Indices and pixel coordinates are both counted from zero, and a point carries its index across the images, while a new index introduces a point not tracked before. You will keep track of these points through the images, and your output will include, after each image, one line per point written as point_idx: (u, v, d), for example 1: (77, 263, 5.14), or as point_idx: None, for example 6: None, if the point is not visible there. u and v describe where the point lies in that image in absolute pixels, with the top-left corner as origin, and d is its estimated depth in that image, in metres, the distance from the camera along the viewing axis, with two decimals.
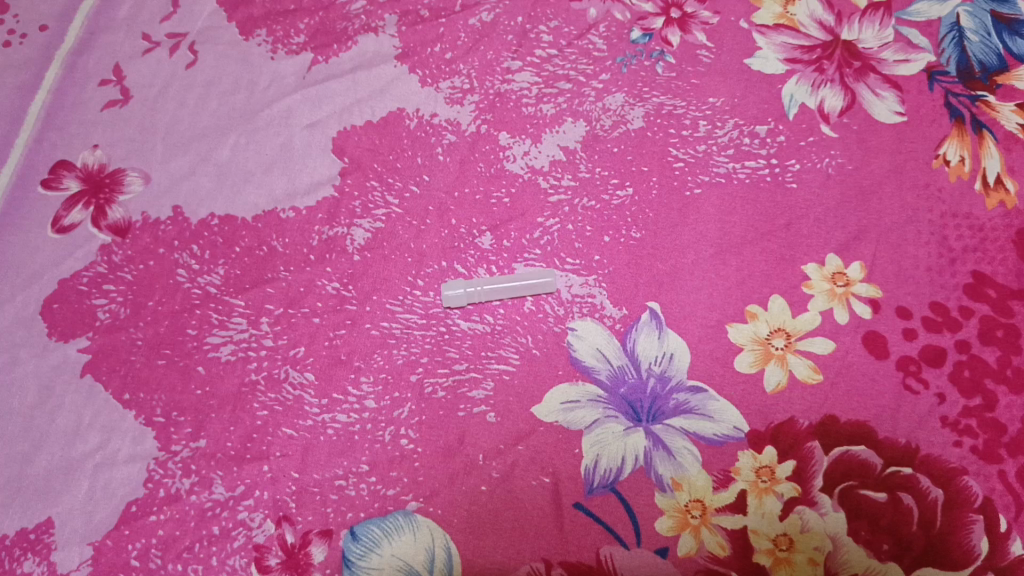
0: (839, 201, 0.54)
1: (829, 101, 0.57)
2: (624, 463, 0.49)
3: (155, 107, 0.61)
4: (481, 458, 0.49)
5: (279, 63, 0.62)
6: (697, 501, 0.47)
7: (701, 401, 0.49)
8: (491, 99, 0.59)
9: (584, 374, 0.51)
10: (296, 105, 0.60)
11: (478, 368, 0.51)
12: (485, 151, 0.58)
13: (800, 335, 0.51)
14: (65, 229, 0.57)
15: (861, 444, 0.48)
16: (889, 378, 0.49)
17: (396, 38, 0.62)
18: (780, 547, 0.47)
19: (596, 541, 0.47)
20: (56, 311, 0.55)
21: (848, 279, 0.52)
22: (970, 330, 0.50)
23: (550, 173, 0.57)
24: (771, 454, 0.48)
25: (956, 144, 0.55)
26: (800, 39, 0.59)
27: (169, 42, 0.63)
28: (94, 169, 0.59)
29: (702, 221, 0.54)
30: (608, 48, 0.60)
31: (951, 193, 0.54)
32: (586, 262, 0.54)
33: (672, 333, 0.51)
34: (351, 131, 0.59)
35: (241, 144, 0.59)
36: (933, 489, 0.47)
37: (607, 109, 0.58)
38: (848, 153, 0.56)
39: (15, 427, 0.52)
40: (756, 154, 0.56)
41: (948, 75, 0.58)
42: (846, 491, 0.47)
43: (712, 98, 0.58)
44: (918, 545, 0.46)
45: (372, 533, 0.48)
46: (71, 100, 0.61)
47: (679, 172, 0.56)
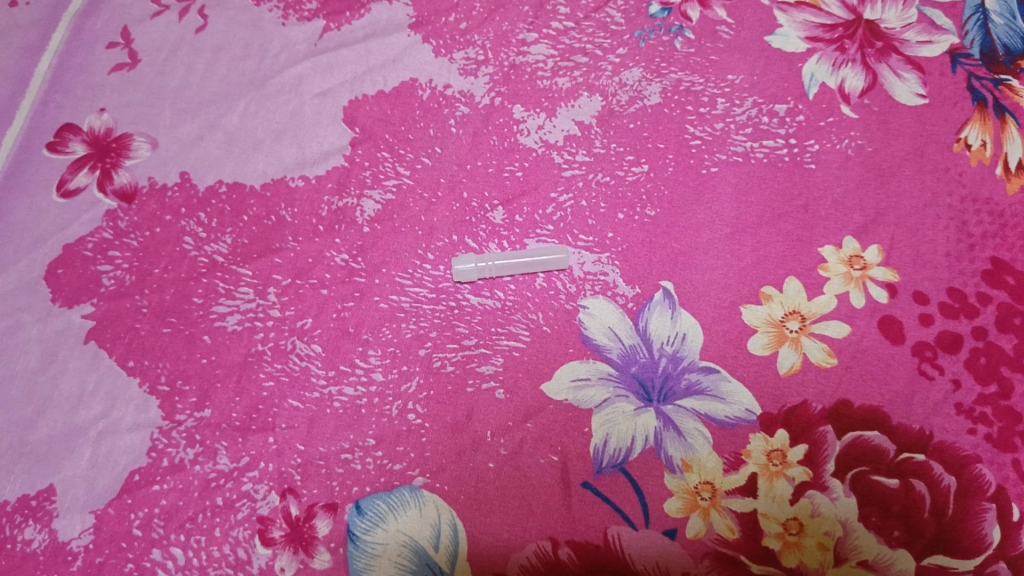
0: (858, 182, 0.53)
1: (850, 82, 0.56)
2: (634, 444, 0.48)
3: (163, 71, 0.60)
4: (489, 435, 0.49)
5: (290, 29, 0.61)
6: (707, 483, 0.47)
7: (714, 382, 0.49)
8: (505, 71, 0.58)
9: (595, 353, 0.50)
10: (308, 72, 0.59)
11: (487, 344, 0.51)
12: (498, 124, 0.57)
13: (815, 318, 0.50)
14: (70, 193, 0.56)
15: (875, 430, 0.48)
16: (905, 363, 0.49)
17: (409, 7, 0.60)
18: (790, 531, 0.46)
19: (603, 520, 0.47)
20: (60, 276, 0.54)
21: (865, 263, 0.51)
22: (988, 317, 0.49)
23: (564, 148, 0.56)
24: (783, 437, 0.47)
25: (978, 128, 0.54)
26: (822, 18, 0.58)
27: (178, 6, 0.62)
28: (100, 134, 0.58)
29: (717, 201, 0.53)
30: (626, 22, 0.59)
31: (972, 177, 0.53)
32: (599, 239, 0.53)
33: (685, 313, 0.51)
34: (362, 101, 0.58)
35: (251, 111, 0.58)
36: (947, 477, 0.46)
37: (624, 84, 0.57)
38: (868, 134, 0.55)
39: (18, 392, 0.51)
40: (775, 133, 0.55)
41: (972, 57, 0.57)
42: (859, 476, 0.47)
43: (731, 76, 0.57)
44: (929, 532, 0.46)
45: (378, 508, 0.47)
46: (78, 62, 0.60)
47: (695, 150, 0.55)
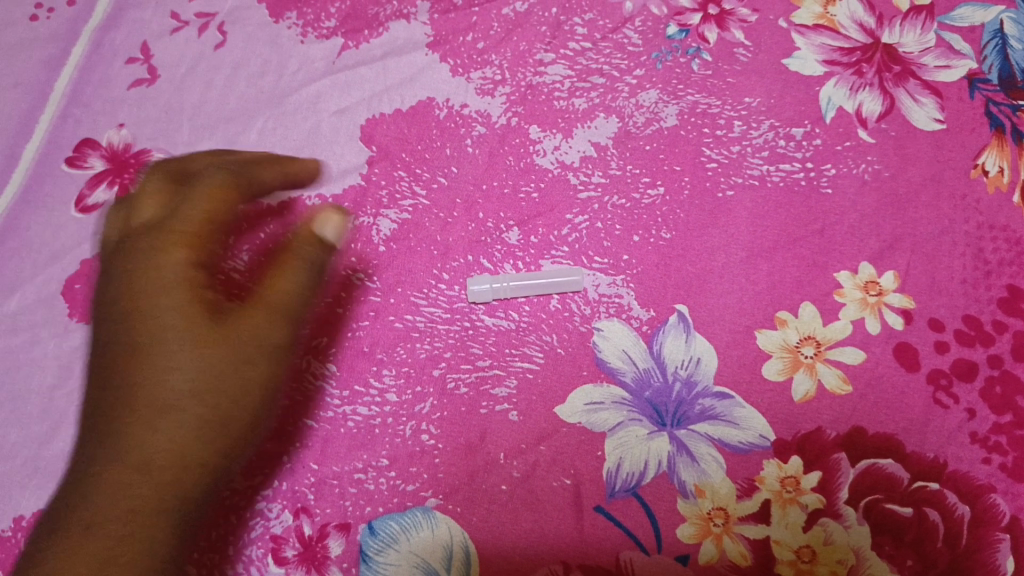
0: (875, 208, 0.53)
1: (867, 106, 0.56)
2: (646, 468, 0.48)
3: (182, 87, 0.60)
4: (502, 457, 0.49)
5: (309, 47, 0.61)
6: (720, 509, 0.47)
7: (728, 408, 0.49)
8: (522, 91, 0.58)
9: (610, 376, 0.50)
10: (325, 90, 0.60)
11: (501, 365, 0.51)
12: (514, 145, 0.57)
13: (830, 344, 0.50)
14: (88, 208, 0.57)
15: (888, 458, 0.47)
16: (920, 391, 0.48)
17: (427, 26, 0.61)
18: (802, 559, 0.46)
19: (616, 545, 0.47)
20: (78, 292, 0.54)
21: (880, 289, 0.51)
22: (1003, 346, 0.49)
23: (580, 169, 0.56)
24: (797, 464, 0.47)
25: (995, 154, 0.54)
26: (840, 41, 0.58)
27: (198, 22, 0.62)
28: (119, 149, 0.59)
29: (733, 225, 0.53)
30: (643, 43, 0.59)
31: (989, 205, 0.53)
32: (614, 261, 0.53)
33: (699, 337, 0.51)
34: (379, 120, 0.58)
35: (269, 128, 0.59)
36: (960, 506, 0.46)
37: (640, 106, 0.57)
38: (885, 159, 0.55)
39: (35, 407, 0.52)
40: (791, 157, 0.55)
41: (990, 83, 0.56)
42: (872, 504, 0.47)
43: (748, 99, 0.57)
44: (943, 562, 0.46)
45: (390, 529, 0.48)
46: (98, 77, 0.61)
47: (711, 172, 0.55)
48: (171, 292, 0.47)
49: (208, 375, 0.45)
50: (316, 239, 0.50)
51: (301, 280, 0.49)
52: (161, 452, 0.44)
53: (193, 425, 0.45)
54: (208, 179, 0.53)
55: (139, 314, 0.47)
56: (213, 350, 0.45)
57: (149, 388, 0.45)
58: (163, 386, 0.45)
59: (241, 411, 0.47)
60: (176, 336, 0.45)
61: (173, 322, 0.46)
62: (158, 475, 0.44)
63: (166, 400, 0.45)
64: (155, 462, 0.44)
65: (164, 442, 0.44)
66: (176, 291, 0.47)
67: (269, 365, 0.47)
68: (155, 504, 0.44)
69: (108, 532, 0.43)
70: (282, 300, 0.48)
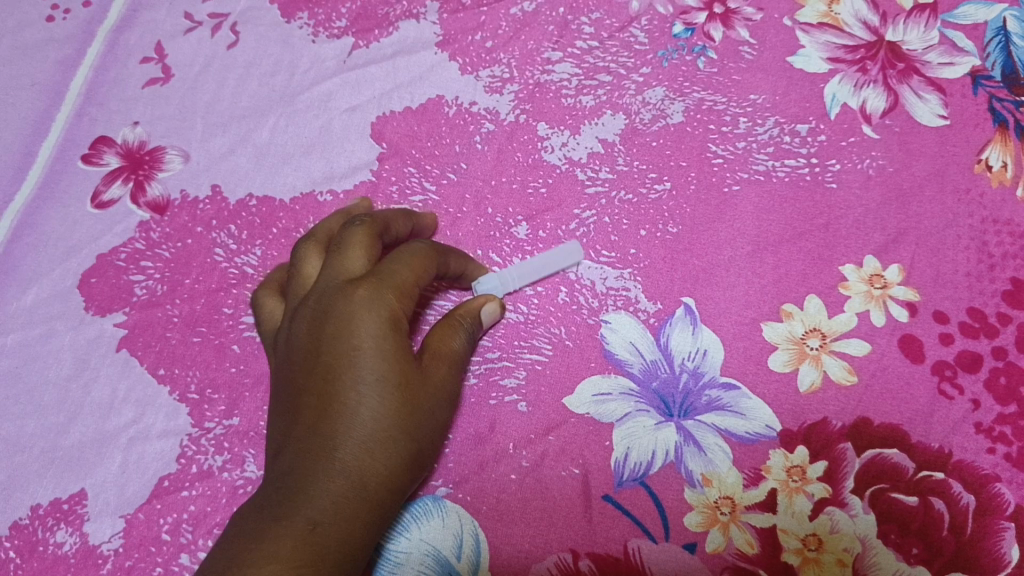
0: (880, 202, 0.54)
1: (871, 102, 0.57)
2: (654, 458, 0.49)
3: (196, 86, 0.61)
4: (512, 447, 0.50)
5: (320, 46, 0.62)
6: (727, 498, 0.47)
7: (734, 398, 0.49)
8: (531, 89, 0.59)
9: (617, 368, 0.51)
10: (336, 89, 0.60)
11: (510, 357, 0.52)
12: (522, 141, 0.58)
13: (835, 335, 0.51)
14: (104, 204, 0.58)
15: (894, 448, 0.48)
16: (924, 382, 0.49)
17: (437, 26, 0.61)
18: (809, 547, 0.46)
19: (623, 533, 0.47)
20: (93, 285, 0.55)
21: (885, 281, 0.52)
22: (1007, 337, 0.50)
23: (587, 165, 0.57)
24: (802, 454, 0.48)
25: (999, 149, 0.55)
26: (844, 39, 0.59)
27: (211, 22, 0.63)
28: (134, 146, 0.60)
29: (739, 218, 0.54)
30: (649, 41, 0.60)
31: (993, 199, 0.53)
32: (621, 255, 0.54)
33: (706, 329, 0.51)
34: (390, 117, 0.59)
35: (281, 126, 0.60)
36: (965, 495, 0.47)
37: (647, 103, 0.58)
38: (889, 154, 0.55)
39: (51, 398, 0.53)
40: (796, 153, 0.56)
41: (993, 79, 0.57)
42: (878, 493, 0.47)
43: (754, 96, 0.58)
44: (947, 551, 0.46)
45: (401, 517, 0.48)
46: (113, 76, 0.62)
47: (717, 168, 0.56)
48: (383, 333, 0.41)
49: (408, 407, 0.41)
50: (476, 319, 0.48)
51: (466, 345, 0.47)
52: (382, 476, 0.40)
53: (402, 455, 0.41)
54: (355, 230, 0.46)
55: (340, 357, 0.41)
56: (420, 386, 0.43)
57: (373, 421, 0.40)
58: (358, 423, 0.40)
59: (427, 448, 0.44)
60: (392, 362, 0.41)
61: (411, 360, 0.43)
62: (342, 511, 0.38)
63: (383, 433, 0.40)
64: (360, 496, 0.39)
65: (343, 475, 0.39)
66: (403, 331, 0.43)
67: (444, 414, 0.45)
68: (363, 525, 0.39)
69: (310, 548, 0.37)
70: (458, 354, 0.46)
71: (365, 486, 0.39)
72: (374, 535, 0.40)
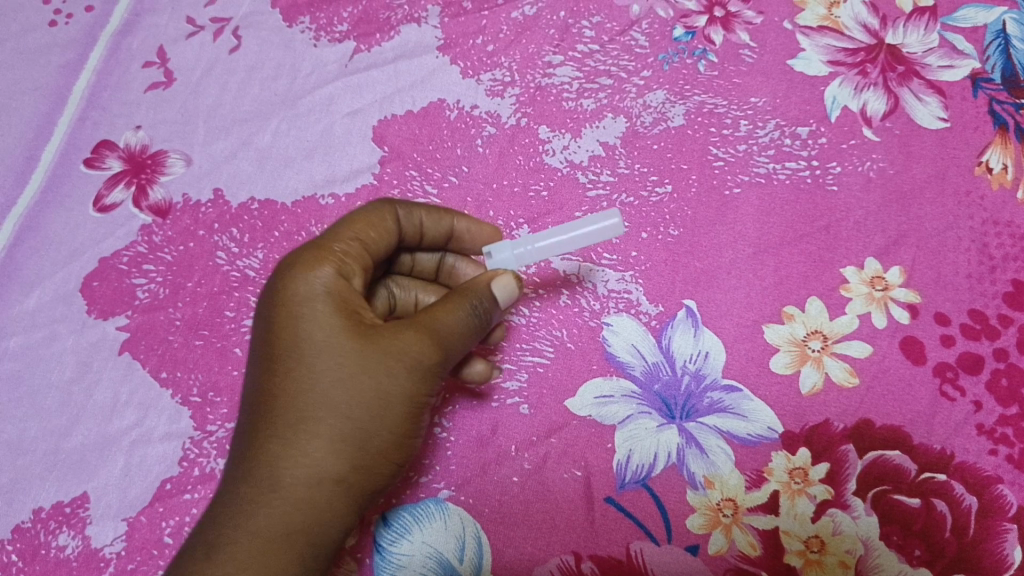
0: (880, 205, 0.54)
1: (872, 105, 0.57)
2: (656, 459, 0.49)
3: (198, 89, 0.61)
4: (513, 449, 0.50)
5: (322, 50, 0.62)
6: (729, 500, 0.47)
7: (736, 400, 0.49)
8: (532, 92, 0.59)
9: (619, 370, 0.51)
10: (338, 92, 0.61)
11: (512, 360, 0.52)
12: (524, 144, 0.58)
13: (836, 337, 0.51)
14: (106, 208, 0.58)
15: (896, 449, 0.48)
16: (926, 384, 0.49)
17: (438, 29, 0.62)
18: (811, 549, 0.46)
19: (626, 535, 0.47)
20: (95, 289, 0.55)
21: (887, 283, 0.52)
22: (1008, 339, 0.50)
23: (588, 168, 0.57)
24: (805, 456, 0.48)
25: (999, 151, 0.55)
26: (844, 42, 0.59)
27: (213, 27, 0.63)
28: (136, 150, 0.60)
29: (740, 221, 0.54)
30: (650, 45, 0.60)
31: (994, 201, 0.54)
32: (623, 257, 0.54)
33: (707, 331, 0.51)
34: (391, 120, 0.59)
35: (283, 129, 0.60)
36: (967, 496, 0.47)
37: (648, 106, 0.58)
38: (889, 157, 0.55)
39: (53, 401, 0.53)
40: (797, 155, 0.56)
41: (993, 82, 0.57)
42: (880, 495, 0.47)
43: (754, 99, 0.58)
44: (950, 551, 0.46)
45: (404, 520, 0.48)
46: (115, 80, 0.62)
47: (718, 171, 0.56)
48: (308, 299, 0.44)
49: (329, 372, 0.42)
50: (481, 296, 0.46)
51: (464, 319, 0.45)
52: (298, 476, 0.41)
53: (328, 443, 0.41)
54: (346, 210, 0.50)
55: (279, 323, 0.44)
56: (348, 361, 0.42)
57: (288, 420, 0.42)
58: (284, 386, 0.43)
59: (381, 418, 0.42)
60: (311, 350, 0.43)
61: (329, 340, 0.42)
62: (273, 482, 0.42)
63: (299, 428, 0.42)
64: (275, 501, 0.41)
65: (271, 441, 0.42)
66: (317, 315, 0.43)
67: (410, 383, 0.43)
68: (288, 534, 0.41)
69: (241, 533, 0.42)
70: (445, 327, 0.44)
71: (280, 490, 0.41)
72: (323, 515, 0.42)
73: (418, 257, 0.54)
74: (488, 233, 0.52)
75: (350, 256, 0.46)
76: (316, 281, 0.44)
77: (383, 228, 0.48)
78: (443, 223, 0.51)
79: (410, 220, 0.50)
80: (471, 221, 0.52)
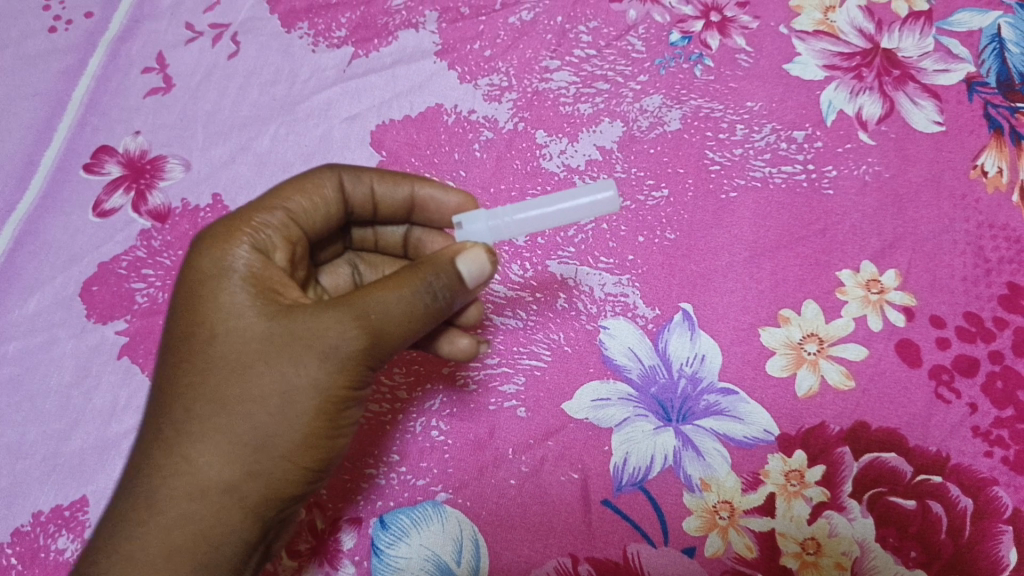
0: (876, 208, 0.54)
1: (867, 109, 0.57)
2: (653, 462, 0.49)
3: (197, 95, 0.62)
4: (510, 452, 0.50)
5: (320, 56, 0.62)
6: (726, 502, 0.48)
7: (732, 403, 0.50)
8: (529, 97, 0.59)
9: (616, 373, 0.51)
10: (336, 97, 0.61)
11: (509, 363, 0.52)
12: (521, 149, 0.58)
13: (832, 340, 0.51)
14: (106, 212, 0.58)
15: (892, 451, 0.48)
16: (922, 386, 0.49)
17: (435, 35, 0.62)
18: (807, 551, 0.47)
19: (622, 538, 0.47)
20: (95, 293, 0.56)
21: (882, 286, 0.52)
22: (1004, 341, 0.50)
23: (586, 172, 0.57)
24: (801, 458, 0.48)
25: (994, 154, 0.55)
26: (840, 46, 0.59)
27: (212, 32, 0.64)
28: (135, 155, 0.60)
29: (736, 224, 0.54)
30: (647, 49, 0.60)
31: (989, 204, 0.54)
32: (620, 261, 0.54)
33: (704, 334, 0.52)
34: (389, 125, 0.60)
35: (281, 134, 0.60)
36: (963, 498, 0.47)
37: (645, 110, 0.58)
38: (885, 161, 0.56)
39: (52, 405, 0.53)
40: (793, 159, 0.56)
41: (988, 86, 0.57)
42: (876, 497, 0.47)
43: (750, 103, 0.58)
44: (947, 553, 0.46)
45: (401, 522, 0.49)
46: (114, 85, 0.63)
47: (715, 174, 0.56)
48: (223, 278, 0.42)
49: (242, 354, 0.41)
50: (428, 276, 0.41)
51: (400, 302, 0.40)
52: (184, 490, 0.40)
53: (232, 431, 0.40)
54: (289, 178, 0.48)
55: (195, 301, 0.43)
56: (261, 344, 0.41)
57: (198, 404, 0.41)
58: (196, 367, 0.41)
59: (289, 404, 0.40)
60: (222, 331, 0.41)
61: (232, 330, 0.41)
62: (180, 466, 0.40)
63: (196, 421, 0.41)
64: (162, 518, 0.40)
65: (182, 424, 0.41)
66: (223, 301, 0.42)
67: (324, 368, 0.40)
68: (176, 553, 0.40)
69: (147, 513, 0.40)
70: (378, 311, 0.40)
71: (165, 506, 0.40)
72: (227, 503, 0.40)
73: (380, 230, 0.54)
74: (455, 202, 0.50)
75: (271, 231, 0.45)
76: (228, 259, 0.43)
77: (318, 197, 0.47)
78: (401, 188, 0.50)
79: (358, 187, 0.49)
80: (437, 188, 0.50)
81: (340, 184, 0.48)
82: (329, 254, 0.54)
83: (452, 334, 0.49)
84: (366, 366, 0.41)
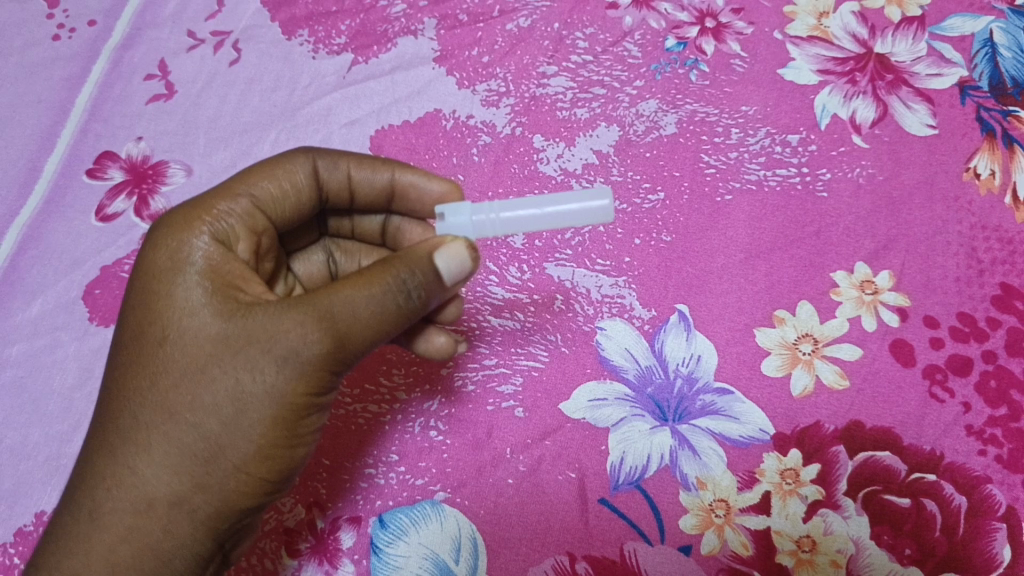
0: (870, 210, 0.55)
1: (861, 112, 0.58)
2: (649, 461, 0.49)
3: (198, 101, 0.63)
4: (508, 452, 0.50)
5: (321, 62, 0.63)
6: (722, 501, 0.48)
7: (728, 402, 0.50)
8: (526, 102, 0.60)
9: (613, 373, 0.52)
10: (336, 103, 0.62)
11: (507, 364, 0.53)
12: (519, 153, 0.59)
13: (827, 341, 0.51)
14: (108, 217, 0.59)
15: (887, 450, 0.48)
16: (916, 385, 0.50)
17: (434, 42, 0.63)
18: (803, 548, 0.47)
19: (619, 536, 0.48)
20: (97, 296, 0.56)
21: (876, 287, 0.52)
22: (996, 341, 0.50)
23: (582, 176, 0.58)
24: (796, 457, 0.49)
25: (986, 157, 0.56)
26: (833, 51, 0.60)
27: (213, 40, 0.64)
28: (138, 161, 0.61)
29: (731, 226, 0.55)
30: (642, 55, 0.61)
31: (981, 206, 0.54)
32: (616, 263, 0.55)
33: (700, 335, 0.52)
34: (389, 130, 0.60)
35: (281, 140, 0.61)
36: (957, 496, 0.47)
37: (640, 115, 0.59)
38: (878, 164, 0.56)
39: (55, 406, 0.53)
40: (787, 162, 0.57)
41: (980, 90, 0.58)
42: (871, 495, 0.47)
43: (745, 107, 0.59)
44: (940, 550, 0.46)
45: (401, 522, 0.49)
46: (117, 92, 0.63)
47: (710, 178, 0.57)
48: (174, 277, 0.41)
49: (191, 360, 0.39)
50: (389, 278, 0.39)
51: (361, 304, 0.39)
52: (133, 500, 0.39)
53: (180, 439, 0.39)
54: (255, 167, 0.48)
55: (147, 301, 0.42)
56: (212, 348, 0.39)
57: (147, 410, 0.40)
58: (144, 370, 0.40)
59: (241, 412, 0.39)
60: (172, 333, 0.40)
61: (185, 329, 0.40)
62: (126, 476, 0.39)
63: (144, 429, 0.39)
64: (108, 532, 0.39)
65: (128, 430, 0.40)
66: (181, 294, 0.41)
67: (277, 375, 0.38)
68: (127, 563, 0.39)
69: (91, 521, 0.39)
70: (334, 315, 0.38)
71: (109, 518, 0.39)
72: (173, 516, 0.39)
73: (358, 221, 0.55)
74: (438, 190, 0.50)
75: (234, 220, 0.44)
76: (188, 250, 0.42)
77: (289, 184, 0.47)
78: (381, 174, 0.50)
79: (334, 173, 0.49)
80: (418, 175, 0.50)
81: (314, 170, 0.48)
82: (303, 242, 0.54)
83: (429, 333, 0.50)
84: (327, 370, 0.39)
